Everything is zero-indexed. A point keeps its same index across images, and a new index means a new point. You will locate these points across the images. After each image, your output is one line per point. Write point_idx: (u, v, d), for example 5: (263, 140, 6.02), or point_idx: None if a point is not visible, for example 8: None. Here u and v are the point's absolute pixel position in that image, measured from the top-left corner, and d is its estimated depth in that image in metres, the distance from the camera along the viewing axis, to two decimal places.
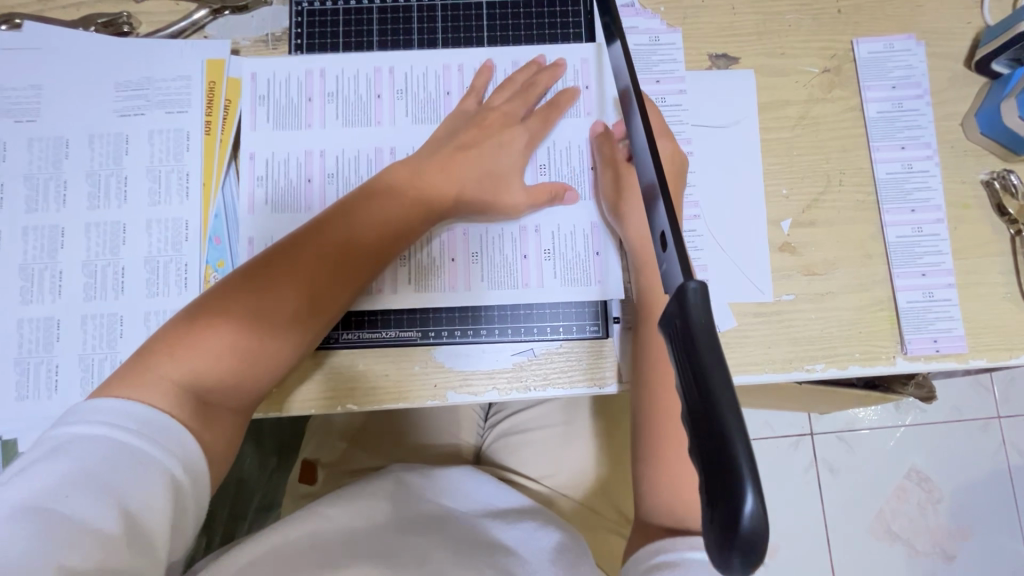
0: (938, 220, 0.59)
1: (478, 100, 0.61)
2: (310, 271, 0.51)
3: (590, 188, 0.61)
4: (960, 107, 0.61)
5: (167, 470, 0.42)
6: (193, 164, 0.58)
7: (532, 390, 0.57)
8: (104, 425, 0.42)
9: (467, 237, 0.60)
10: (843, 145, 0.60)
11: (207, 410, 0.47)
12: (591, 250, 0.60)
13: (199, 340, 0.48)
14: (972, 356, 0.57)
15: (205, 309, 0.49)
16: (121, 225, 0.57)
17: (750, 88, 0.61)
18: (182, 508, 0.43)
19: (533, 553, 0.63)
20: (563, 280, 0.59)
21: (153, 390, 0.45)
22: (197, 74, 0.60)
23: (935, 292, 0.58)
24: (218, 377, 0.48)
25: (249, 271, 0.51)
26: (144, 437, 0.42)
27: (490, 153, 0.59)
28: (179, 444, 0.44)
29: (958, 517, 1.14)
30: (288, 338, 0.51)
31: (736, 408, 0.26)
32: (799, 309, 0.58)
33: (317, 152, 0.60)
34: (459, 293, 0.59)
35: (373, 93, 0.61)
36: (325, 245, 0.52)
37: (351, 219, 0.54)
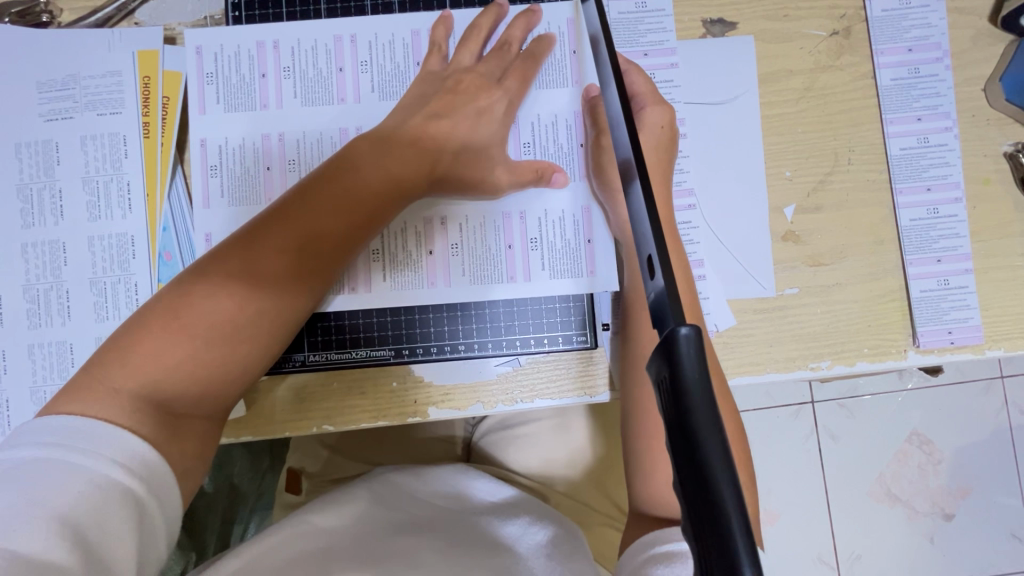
0: (955, 200, 0.54)
1: (442, 58, 0.53)
2: (279, 254, 0.45)
3: (580, 165, 0.54)
4: (983, 69, 0.55)
5: (129, 492, 0.36)
6: (133, 171, 0.53)
7: (519, 403, 0.52)
8: (53, 446, 0.36)
9: (445, 225, 0.53)
10: (853, 120, 0.55)
11: (174, 419, 0.41)
12: (583, 238, 0.53)
13: (159, 342, 0.42)
14: (989, 347, 0.53)
15: (162, 308, 0.43)
16: (60, 244, 0.52)
17: (750, 58, 0.55)
18: (151, 531, 0.37)
19: (530, 552, 0.60)
20: (553, 273, 0.53)
21: (108, 401, 0.39)
22: (128, 69, 0.53)
23: (951, 279, 0.53)
24: (184, 382, 0.42)
25: (210, 261, 0.45)
26: (99, 457, 0.36)
27: (465, 123, 0.52)
28: (137, 459, 0.38)
29: (959, 478, 1.14)
30: (260, 331, 0.45)
31: (728, 472, 0.23)
32: (804, 303, 0.53)
33: (274, 135, 0.52)
34: (441, 289, 0.53)
35: (334, 67, 0.53)
36: (293, 223, 0.46)
37: (320, 195, 0.47)
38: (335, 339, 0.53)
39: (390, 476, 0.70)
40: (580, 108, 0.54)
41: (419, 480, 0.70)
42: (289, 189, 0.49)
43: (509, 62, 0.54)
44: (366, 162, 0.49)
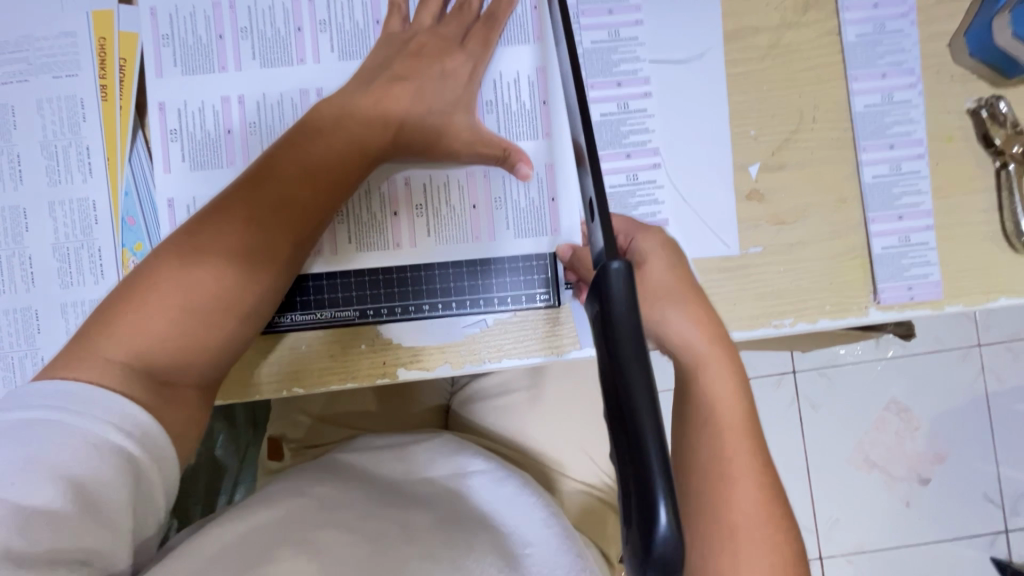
0: (918, 156, 0.54)
1: (402, 18, 0.53)
2: (259, 223, 0.45)
3: (543, 123, 0.53)
4: (948, 25, 0.55)
5: (131, 460, 0.37)
6: (92, 135, 0.52)
7: (486, 363, 0.53)
8: (56, 410, 0.36)
9: (409, 186, 0.53)
10: (817, 77, 0.55)
11: (166, 387, 0.42)
12: (546, 196, 0.53)
13: (144, 313, 0.42)
14: (947, 302, 0.54)
15: (141, 281, 0.43)
16: (20, 209, 0.51)
17: (716, 15, 0.54)
18: (150, 489, 0.38)
19: (519, 524, 0.56)
20: (518, 233, 0.53)
21: (98, 371, 0.39)
22: (83, 30, 0.52)
23: (912, 235, 0.54)
24: (174, 351, 0.42)
25: (184, 233, 0.45)
26: (100, 423, 0.37)
27: (429, 85, 0.51)
28: (133, 423, 0.38)
29: (934, 443, 1.16)
30: (246, 300, 0.45)
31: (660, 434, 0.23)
32: (767, 262, 0.54)
33: (233, 98, 0.52)
34: (406, 250, 0.53)
35: (293, 27, 0.52)
36: (269, 193, 0.46)
37: (295, 164, 0.47)
38: (300, 301, 0.53)
39: (373, 439, 0.68)
40: (543, 67, 0.54)
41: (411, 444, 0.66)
42: (258, 159, 0.48)
43: (471, 24, 0.53)
44: (340, 130, 0.48)
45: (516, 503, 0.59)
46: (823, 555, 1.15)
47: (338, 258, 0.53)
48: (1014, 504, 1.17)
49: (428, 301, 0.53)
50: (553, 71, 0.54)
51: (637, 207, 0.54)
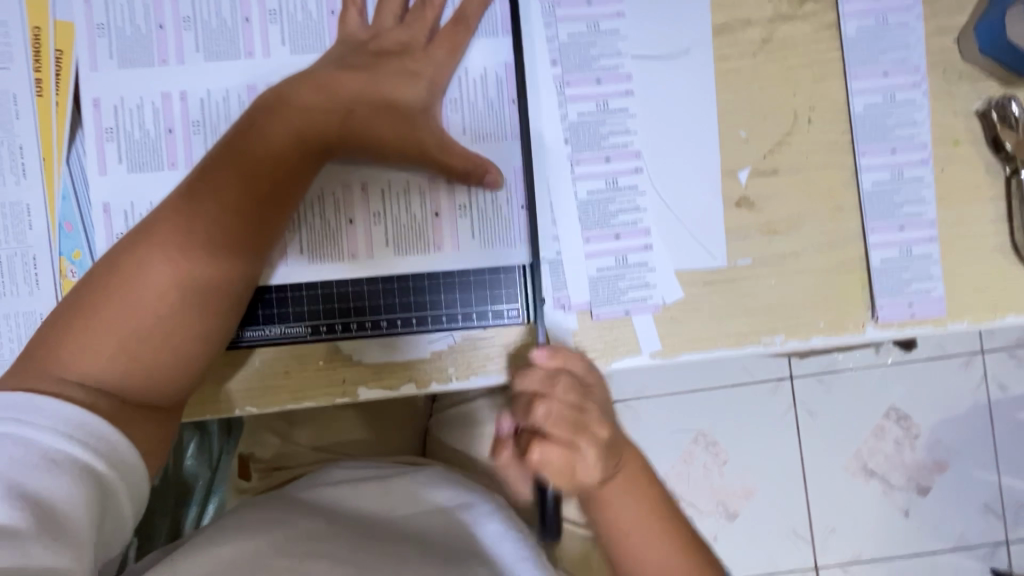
0: (922, 161, 0.50)
1: (360, 14, 0.48)
2: (220, 223, 0.42)
3: (512, 123, 0.49)
4: (956, 19, 0.50)
5: (95, 475, 0.35)
6: (26, 134, 0.48)
7: (453, 382, 0.49)
8: (8, 423, 0.34)
9: (366, 192, 0.49)
10: (814, 74, 0.50)
11: (126, 402, 0.39)
12: (517, 204, 0.49)
13: (101, 323, 0.39)
14: (952, 320, 0.50)
15: (97, 288, 0.40)
16: None
17: (704, 6, 0.50)
18: (109, 504, 0.36)
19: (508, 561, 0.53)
20: (483, 242, 0.49)
21: (52, 387, 0.37)
22: (16, 19, 0.48)
23: (914, 247, 0.50)
24: (133, 365, 0.40)
25: (138, 237, 0.42)
26: (56, 433, 0.35)
27: (387, 79, 0.47)
28: (96, 435, 0.36)
29: (935, 454, 1.13)
30: (210, 306, 0.42)
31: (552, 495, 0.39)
32: (756, 274, 0.50)
33: (175, 95, 0.48)
34: (363, 261, 0.49)
35: (240, 16, 0.48)
36: (230, 190, 0.43)
37: (248, 162, 0.43)
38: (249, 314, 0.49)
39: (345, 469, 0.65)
40: (512, 62, 0.50)
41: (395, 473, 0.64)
42: (211, 151, 0.45)
43: (438, 23, 0.49)
44: (295, 121, 0.45)
45: (504, 540, 0.56)
46: (820, 566, 1.12)
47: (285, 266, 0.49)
48: (1015, 516, 1.13)
49: (385, 316, 0.49)
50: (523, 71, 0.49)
51: (616, 215, 0.50)
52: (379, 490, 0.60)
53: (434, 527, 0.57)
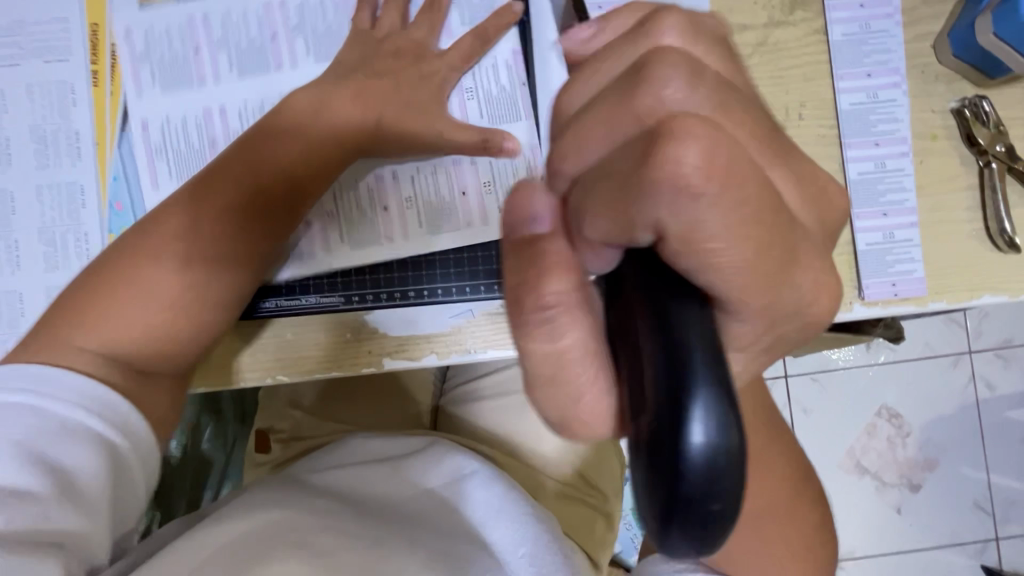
0: (903, 154, 0.55)
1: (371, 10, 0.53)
2: (236, 213, 0.47)
3: (526, 102, 0.54)
4: (933, 26, 0.55)
5: (111, 448, 0.39)
6: (82, 120, 0.52)
7: (472, 353, 0.54)
8: (30, 395, 0.38)
9: (397, 180, 0.53)
10: (804, 74, 0.55)
11: (138, 370, 0.43)
12: (536, 170, 0.54)
13: (116, 299, 0.43)
14: (931, 299, 0.55)
15: (114, 267, 0.44)
16: (9, 193, 0.52)
17: (704, 12, 0.55)
18: (125, 474, 0.40)
19: (505, 535, 0.57)
20: (507, 218, 0.54)
21: (72, 356, 0.41)
22: (75, 15, 0.52)
23: (897, 232, 0.54)
24: (153, 337, 0.44)
25: (153, 223, 0.46)
26: (77, 407, 0.38)
27: (407, 81, 0.53)
28: (113, 410, 0.40)
29: (925, 450, 1.17)
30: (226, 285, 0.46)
31: (706, 341, 0.22)
32: None
33: (215, 110, 0.52)
34: (399, 244, 0.53)
35: (267, 34, 0.52)
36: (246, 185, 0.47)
37: (268, 162, 0.48)
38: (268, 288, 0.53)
39: (362, 443, 0.68)
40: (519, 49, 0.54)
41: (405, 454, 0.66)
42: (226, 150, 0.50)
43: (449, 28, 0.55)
44: (308, 122, 0.50)
45: (503, 511, 0.59)
46: None
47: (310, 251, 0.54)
48: (1004, 512, 1.17)
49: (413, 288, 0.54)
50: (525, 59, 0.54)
51: None
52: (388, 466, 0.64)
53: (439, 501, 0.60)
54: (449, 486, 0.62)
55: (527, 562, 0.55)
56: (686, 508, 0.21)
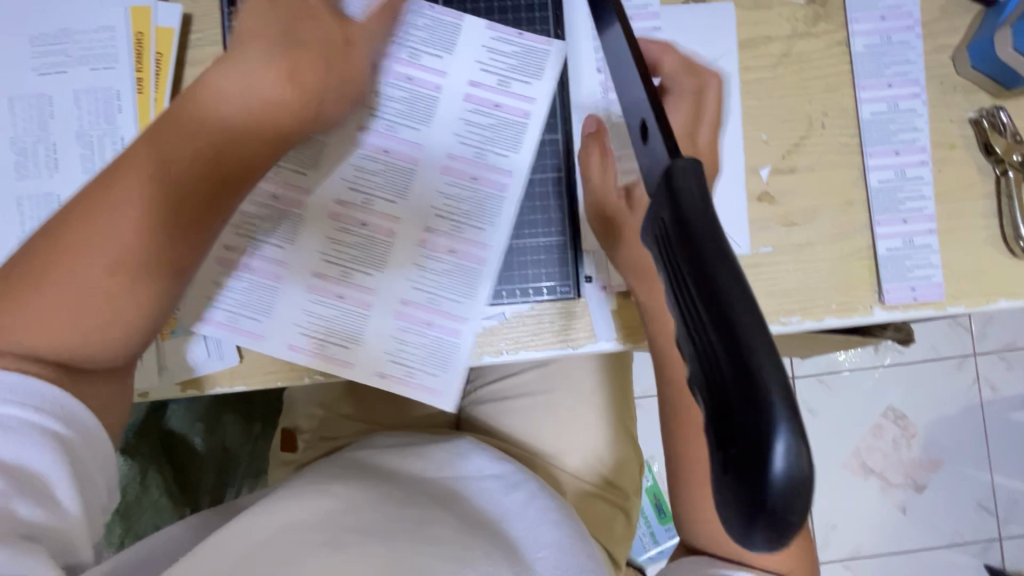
0: (921, 162, 0.57)
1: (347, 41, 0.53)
2: (157, 194, 0.41)
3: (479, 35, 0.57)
4: (951, 39, 0.57)
5: (66, 442, 0.36)
6: (127, 126, 0.54)
7: (504, 354, 0.55)
8: None
9: (458, 159, 0.56)
10: (826, 85, 0.57)
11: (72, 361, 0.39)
12: (513, 34, 0.57)
13: (49, 287, 0.38)
14: (949, 304, 0.56)
15: (42, 252, 0.39)
16: (55, 196, 0.53)
17: (730, 23, 0.57)
18: (87, 466, 0.38)
19: (526, 534, 0.59)
20: (519, 42, 0.57)
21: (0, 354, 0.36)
22: (121, 25, 0.54)
23: (916, 238, 0.56)
24: (85, 335, 0.39)
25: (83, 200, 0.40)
26: (21, 407, 0.35)
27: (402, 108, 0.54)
28: (60, 404, 0.37)
29: (930, 450, 1.18)
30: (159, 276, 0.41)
31: (741, 286, 0.19)
32: (777, 261, 0.56)
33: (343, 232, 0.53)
34: (510, 182, 0.56)
35: None
36: (176, 168, 0.41)
37: (211, 125, 0.42)
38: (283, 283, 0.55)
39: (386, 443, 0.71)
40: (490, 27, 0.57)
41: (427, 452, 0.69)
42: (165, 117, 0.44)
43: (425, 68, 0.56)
44: (250, 92, 0.43)
45: (525, 513, 0.62)
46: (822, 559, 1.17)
47: (484, 279, 0.55)
48: (1007, 512, 1.19)
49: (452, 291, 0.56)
50: (524, 72, 0.57)
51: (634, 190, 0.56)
52: (412, 461, 0.67)
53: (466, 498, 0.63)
54: (469, 483, 0.65)
55: (547, 560, 0.57)
56: (768, 521, 0.18)
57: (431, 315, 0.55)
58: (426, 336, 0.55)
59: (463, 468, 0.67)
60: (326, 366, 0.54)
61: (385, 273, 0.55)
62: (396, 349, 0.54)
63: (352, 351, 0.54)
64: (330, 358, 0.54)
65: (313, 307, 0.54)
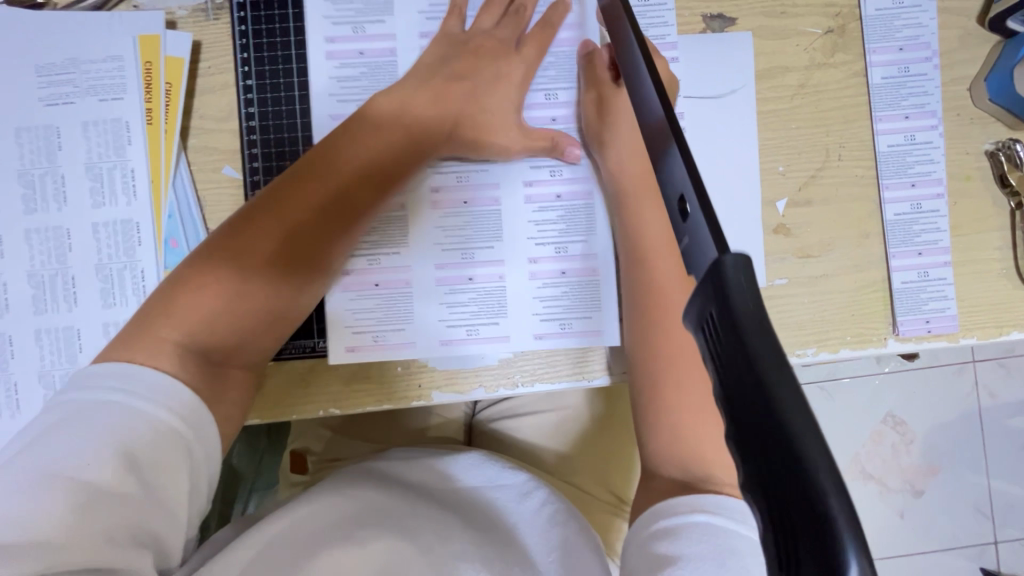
0: (937, 195, 0.56)
1: (460, 21, 0.57)
2: (298, 217, 0.49)
3: None
4: (969, 70, 0.57)
5: (182, 442, 0.39)
6: (137, 158, 0.53)
7: (520, 387, 0.57)
8: (114, 392, 0.39)
9: (541, 107, 0.59)
10: (843, 116, 0.56)
11: (208, 364, 0.44)
12: None
13: (197, 294, 0.45)
14: (963, 336, 0.56)
15: (195, 269, 0.47)
16: (63, 229, 0.52)
17: (749, 53, 0.56)
18: (197, 470, 0.40)
19: (539, 541, 0.60)
20: None
21: (155, 349, 0.42)
22: (130, 54, 0.53)
23: (931, 271, 0.56)
24: (217, 333, 0.45)
25: (233, 227, 0.48)
26: (155, 404, 0.39)
27: (484, 85, 0.57)
28: (186, 408, 0.40)
29: (928, 455, 1.20)
30: (273, 282, 0.48)
31: (788, 390, 0.21)
32: (792, 293, 0.56)
33: (425, 236, 0.57)
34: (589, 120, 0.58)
35: (363, 59, 0.56)
36: (298, 200, 0.50)
37: (349, 157, 0.52)
38: (318, 309, 0.56)
39: (405, 451, 0.72)
40: None
41: (445, 459, 0.69)
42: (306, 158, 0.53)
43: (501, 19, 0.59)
44: (383, 136, 0.53)
45: (547, 528, 0.62)
46: None
47: (598, 214, 0.58)
48: (1003, 517, 1.20)
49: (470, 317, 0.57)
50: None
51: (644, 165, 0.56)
52: (432, 467, 0.68)
53: (482, 504, 0.64)
54: (489, 491, 0.66)
55: (557, 565, 0.57)
56: None
57: (564, 265, 0.58)
58: (563, 284, 0.57)
59: (484, 476, 0.67)
60: (382, 352, 0.56)
61: (504, 243, 0.57)
62: (541, 307, 0.57)
63: (500, 325, 0.57)
64: (388, 345, 0.56)
65: (355, 302, 0.56)
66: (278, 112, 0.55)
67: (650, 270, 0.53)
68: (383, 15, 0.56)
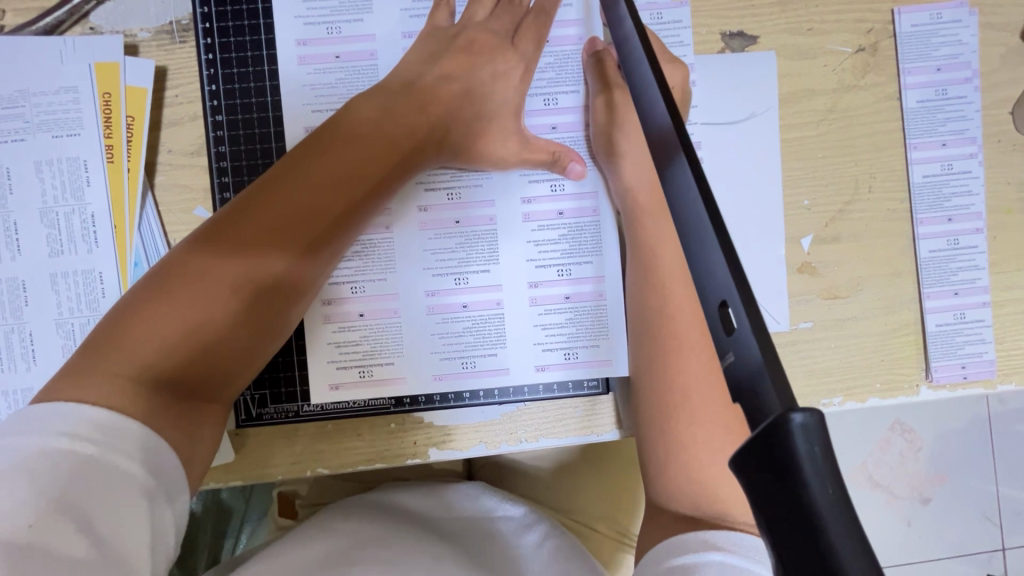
0: (976, 230, 0.52)
1: (449, 13, 0.52)
2: (277, 226, 0.43)
3: None
4: (1011, 91, 0.52)
5: (149, 493, 0.33)
6: (97, 200, 0.48)
7: (524, 443, 0.52)
8: (61, 439, 0.32)
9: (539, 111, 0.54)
10: (874, 144, 0.52)
11: (173, 400, 0.38)
12: None
13: (158, 318, 0.39)
14: (1000, 381, 0.52)
15: (156, 289, 0.40)
16: (19, 281, 0.47)
17: (772, 76, 0.51)
18: (164, 524, 0.34)
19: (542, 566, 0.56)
20: None
21: (106, 386, 0.36)
22: (86, 84, 0.47)
23: (968, 312, 0.52)
24: (182, 361, 0.39)
25: (201, 240, 0.42)
26: (115, 450, 0.33)
27: (479, 83, 0.51)
28: (153, 454, 0.35)
29: (936, 463, 1.04)
30: (249, 301, 0.42)
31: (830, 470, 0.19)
32: (818, 337, 0.52)
33: (413, 259, 0.52)
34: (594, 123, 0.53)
35: (340, 60, 0.51)
36: (275, 208, 0.44)
37: (331, 159, 0.46)
38: (298, 352, 0.52)
39: (402, 483, 0.68)
40: None
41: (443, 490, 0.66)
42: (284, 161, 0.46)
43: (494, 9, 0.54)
44: (370, 135, 0.47)
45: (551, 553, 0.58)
46: None
47: (605, 230, 0.53)
48: None
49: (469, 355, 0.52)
50: None
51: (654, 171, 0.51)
52: (430, 498, 0.65)
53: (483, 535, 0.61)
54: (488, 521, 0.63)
55: None
56: None
57: (566, 289, 0.53)
58: (565, 310, 0.53)
59: (480, 504, 0.65)
60: (370, 391, 0.52)
61: (502, 263, 0.53)
62: (543, 335, 0.53)
63: (499, 357, 0.53)
64: (376, 380, 0.52)
65: (338, 334, 0.52)
66: (252, 151, 0.50)
67: (660, 292, 0.48)
68: (360, 13, 0.51)
